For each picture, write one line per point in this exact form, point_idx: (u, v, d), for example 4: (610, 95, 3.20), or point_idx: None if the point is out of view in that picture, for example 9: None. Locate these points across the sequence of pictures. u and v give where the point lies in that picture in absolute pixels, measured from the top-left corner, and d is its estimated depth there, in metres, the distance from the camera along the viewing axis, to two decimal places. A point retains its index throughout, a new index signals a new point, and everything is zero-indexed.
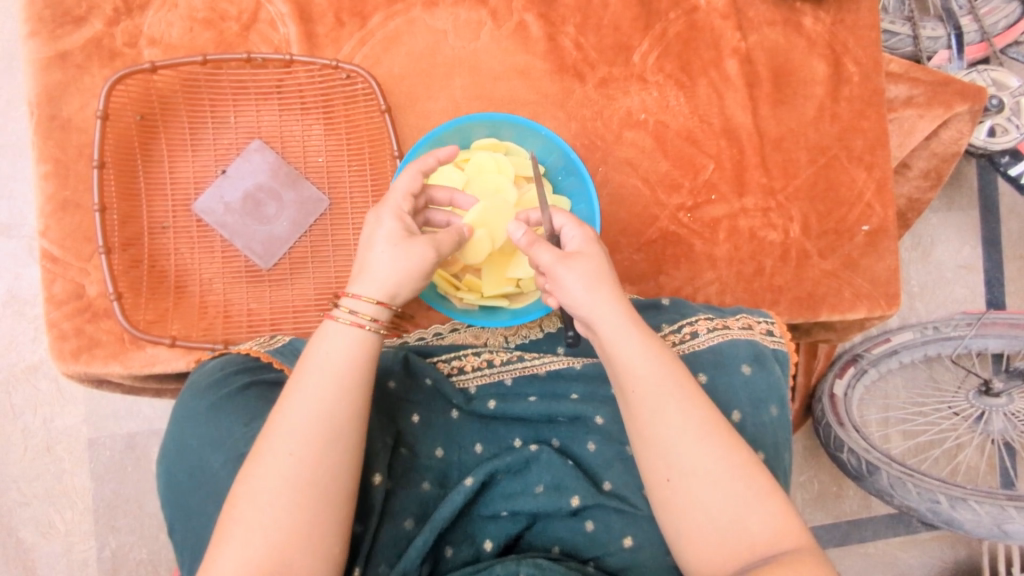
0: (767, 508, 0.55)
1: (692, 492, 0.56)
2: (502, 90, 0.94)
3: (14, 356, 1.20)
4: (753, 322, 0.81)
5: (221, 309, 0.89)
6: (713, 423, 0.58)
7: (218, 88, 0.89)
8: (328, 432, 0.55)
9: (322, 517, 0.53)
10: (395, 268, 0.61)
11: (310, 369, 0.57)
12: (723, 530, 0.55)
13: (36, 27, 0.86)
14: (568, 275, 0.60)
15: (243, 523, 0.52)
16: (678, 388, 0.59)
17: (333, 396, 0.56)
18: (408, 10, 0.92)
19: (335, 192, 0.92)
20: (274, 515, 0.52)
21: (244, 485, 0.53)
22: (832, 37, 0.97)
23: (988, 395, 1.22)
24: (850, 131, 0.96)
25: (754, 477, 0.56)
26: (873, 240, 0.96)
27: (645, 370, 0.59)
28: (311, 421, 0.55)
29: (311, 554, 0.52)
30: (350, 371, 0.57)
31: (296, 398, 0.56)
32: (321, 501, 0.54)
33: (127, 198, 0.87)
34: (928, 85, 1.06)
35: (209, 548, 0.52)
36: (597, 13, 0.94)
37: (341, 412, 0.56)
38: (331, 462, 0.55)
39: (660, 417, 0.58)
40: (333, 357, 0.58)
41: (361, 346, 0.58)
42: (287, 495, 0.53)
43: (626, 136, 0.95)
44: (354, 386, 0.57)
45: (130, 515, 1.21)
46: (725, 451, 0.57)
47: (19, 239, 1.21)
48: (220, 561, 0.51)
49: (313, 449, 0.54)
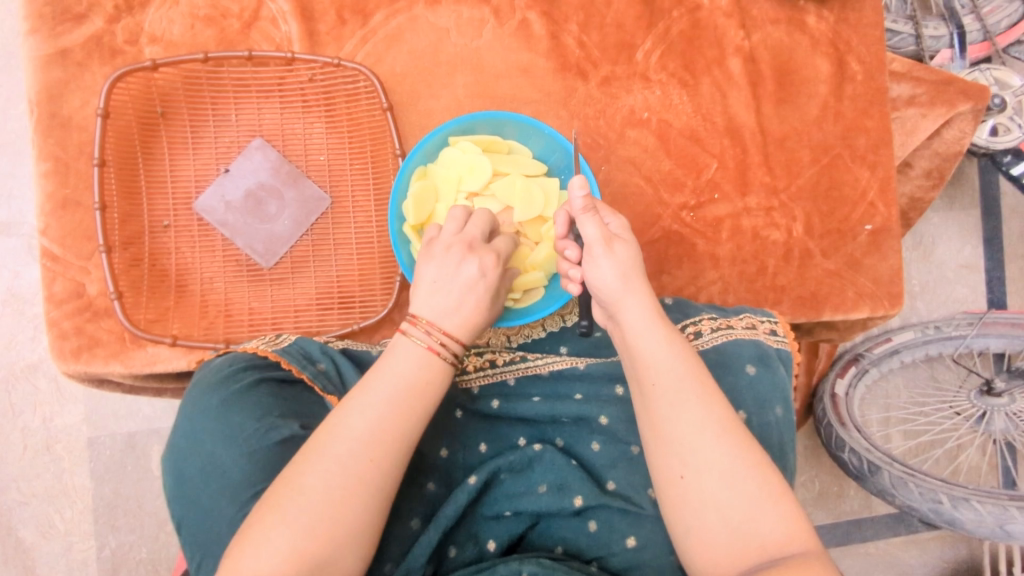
0: (778, 508, 0.55)
1: (705, 491, 0.55)
2: (505, 88, 0.93)
3: (14, 355, 1.20)
4: (757, 321, 0.81)
5: (222, 308, 0.89)
6: (729, 423, 0.58)
7: (220, 86, 0.89)
8: (401, 442, 0.55)
9: (372, 518, 0.53)
10: (471, 311, 0.62)
11: (381, 379, 0.57)
12: (734, 530, 0.54)
13: (36, 23, 0.85)
14: (607, 256, 0.62)
15: (305, 510, 0.50)
16: (694, 386, 0.59)
17: (405, 399, 0.56)
18: (410, 8, 0.91)
19: (336, 189, 0.92)
20: (343, 509, 0.51)
21: (310, 474, 0.52)
22: (835, 35, 0.96)
23: (989, 395, 1.22)
24: (853, 130, 0.96)
25: (766, 477, 0.56)
26: (876, 239, 0.96)
27: (663, 364, 0.60)
28: (387, 423, 0.55)
29: (352, 554, 0.51)
30: (422, 388, 0.58)
31: (367, 396, 0.56)
32: (377, 502, 0.53)
33: (128, 197, 0.86)
34: (931, 84, 1.06)
35: (247, 536, 0.50)
36: (600, 11, 0.93)
37: (413, 426, 0.57)
38: (398, 469, 0.55)
39: (678, 412, 0.58)
40: (401, 371, 0.58)
41: (436, 370, 0.59)
42: (354, 492, 0.52)
43: (629, 135, 0.95)
44: (409, 395, 0.57)
45: (129, 515, 1.21)
46: (742, 452, 0.57)
47: (18, 237, 1.21)
48: (274, 547, 0.48)
49: (387, 456, 0.54)
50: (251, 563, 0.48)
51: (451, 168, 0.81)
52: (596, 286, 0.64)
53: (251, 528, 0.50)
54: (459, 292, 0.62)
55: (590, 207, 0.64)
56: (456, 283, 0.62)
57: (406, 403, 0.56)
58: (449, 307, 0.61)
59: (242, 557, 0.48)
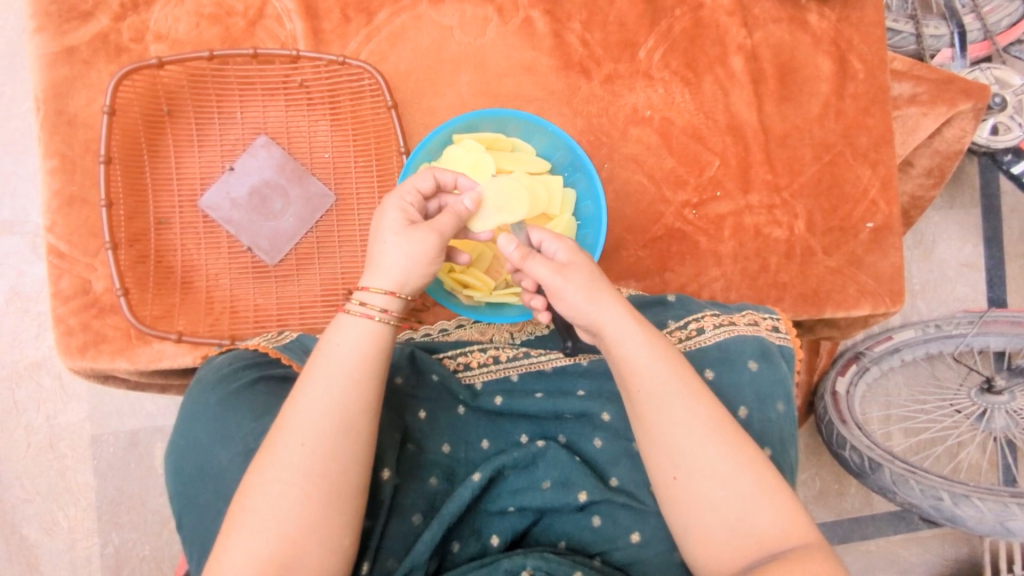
0: (775, 503, 0.56)
1: (698, 491, 0.56)
2: (508, 86, 0.94)
3: (17, 353, 1.21)
4: (759, 318, 0.82)
5: (228, 305, 0.89)
6: (717, 422, 0.58)
7: (225, 84, 0.89)
8: (333, 428, 0.55)
9: (327, 507, 0.54)
10: (401, 259, 0.61)
11: (315, 366, 0.57)
12: (730, 528, 0.55)
13: (42, 21, 0.85)
14: (567, 289, 0.60)
15: (254, 514, 0.52)
16: (679, 388, 0.59)
17: (340, 393, 0.56)
18: (414, 7, 0.92)
19: (340, 187, 0.92)
20: (294, 506, 0.53)
21: (257, 476, 0.54)
22: (837, 34, 0.97)
23: (989, 393, 1.23)
24: (855, 128, 0.96)
25: (760, 475, 0.57)
26: (877, 236, 0.96)
27: (647, 369, 0.59)
28: (325, 420, 0.55)
29: (318, 545, 0.53)
30: (353, 367, 0.57)
31: (304, 395, 0.56)
32: (325, 490, 0.54)
33: (134, 195, 0.86)
34: (932, 83, 1.07)
35: (219, 541, 0.53)
36: (603, 9, 0.94)
37: (347, 409, 0.56)
38: (340, 454, 0.55)
39: (664, 415, 0.58)
40: (340, 354, 0.57)
41: (368, 339, 0.58)
42: (299, 487, 0.53)
43: (632, 132, 0.95)
44: (343, 381, 0.56)
45: (133, 512, 1.22)
46: (736, 448, 0.57)
47: (21, 235, 1.21)
48: (231, 550, 0.52)
49: (320, 445, 0.54)
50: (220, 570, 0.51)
51: (454, 167, 0.80)
52: (569, 313, 0.62)
53: (221, 535, 0.53)
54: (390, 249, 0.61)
55: (527, 252, 0.61)
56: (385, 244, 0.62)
57: (337, 388, 0.56)
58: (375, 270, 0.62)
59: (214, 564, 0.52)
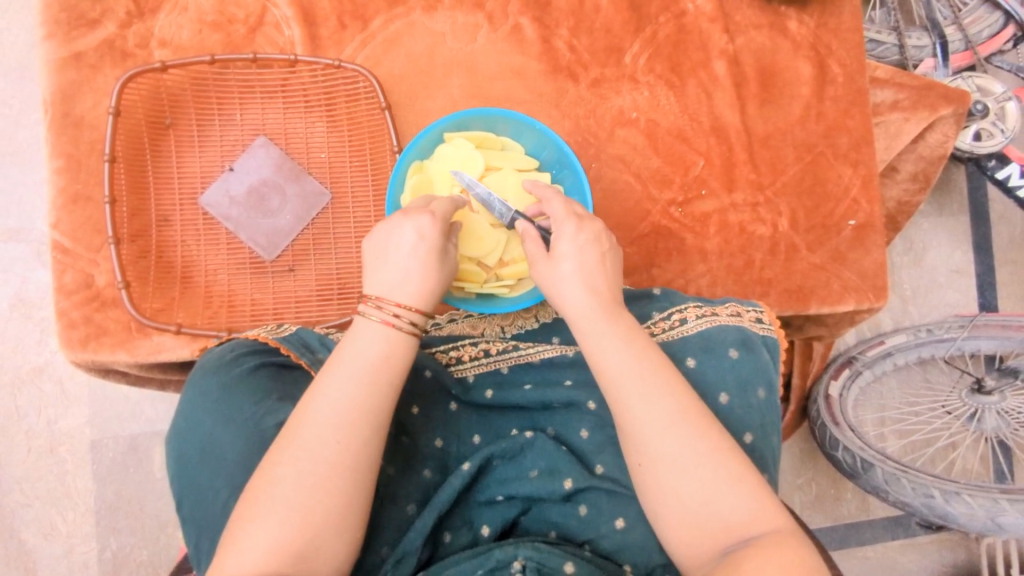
0: (741, 489, 0.57)
1: (663, 477, 0.58)
2: (497, 89, 0.97)
3: (21, 359, 1.24)
4: (742, 310, 0.84)
5: (226, 298, 0.91)
6: (685, 411, 0.60)
7: (226, 87, 0.92)
8: (362, 419, 0.58)
9: (351, 499, 0.56)
10: (420, 276, 0.65)
11: (344, 362, 0.60)
12: (695, 513, 0.57)
13: (52, 29, 0.89)
14: (562, 268, 0.66)
15: (280, 504, 0.54)
16: (651, 379, 0.61)
17: (371, 389, 0.59)
18: (408, 14, 0.95)
19: (336, 186, 0.95)
20: (315, 497, 0.55)
21: (280, 466, 0.55)
22: (816, 39, 1.00)
23: (980, 393, 1.25)
24: (835, 130, 0.99)
25: (724, 462, 0.58)
26: (860, 234, 0.98)
27: (617, 367, 0.62)
28: (354, 414, 0.58)
29: (335, 537, 0.55)
30: (382, 363, 0.61)
31: (335, 387, 0.58)
32: (351, 481, 0.56)
33: (137, 192, 0.89)
34: (913, 89, 1.10)
35: (235, 529, 0.54)
36: (589, 16, 0.97)
37: (377, 402, 0.59)
38: (368, 448, 0.58)
39: (632, 403, 0.60)
40: (365, 350, 0.61)
41: (395, 343, 0.62)
42: (326, 476, 0.55)
43: (619, 134, 0.98)
44: (373, 374, 0.60)
45: (130, 518, 1.23)
46: (698, 438, 0.59)
47: (27, 243, 1.25)
48: (254, 540, 0.52)
49: (352, 435, 0.57)
50: (236, 560, 0.52)
51: (444, 164, 0.83)
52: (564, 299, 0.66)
53: (236, 526, 0.54)
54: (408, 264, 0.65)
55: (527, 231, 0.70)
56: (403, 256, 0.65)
57: (369, 381, 0.59)
58: (399, 280, 0.64)
59: (227, 556, 0.52)
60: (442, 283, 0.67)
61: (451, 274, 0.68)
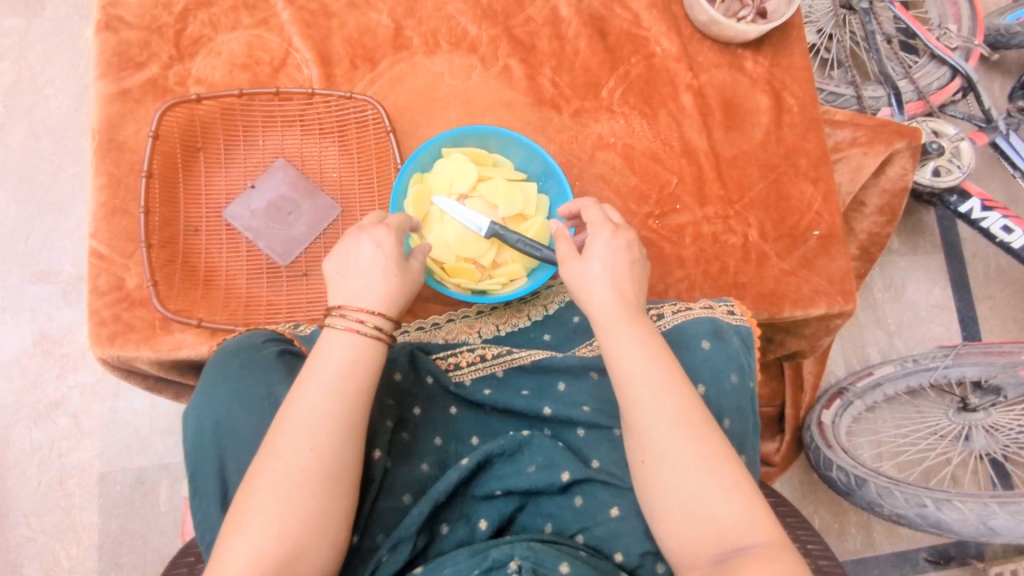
0: (735, 498, 0.62)
1: (662, 477, 0.64)
2: (489, 120, 1.10)
3: (40, 393, 1.30)
4: (714, 303, 0.91)
5: (244, 299, 1.01)
6: (684, 416, 0.65)
7: (251, 117, 1.04)
8: (334, 430, 0.63)
9: (326, 505, 0.62)
10: (381, 283, 0.71)
11: (320, 374, 0.65)
12: (690, 511, 0.62)
13: (104, 70, 1.01)
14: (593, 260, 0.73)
15: (262, 514, 0.59)
16: (659, 383, 0.66)
17: (344, 402, 0.64)
18: (411, 57, 1.09)
19: (346, 202, 1.06)
20: (294, 504, 0.60)
21: (261, 476, 0.61)
22: (771, 76, 1.13)
23: (966, 411, 1.30)
24: (794, 152, 1.10)
25: (719, 469, 0.63)
26: (824, 243, 1.07)
27: (634, 370, 0.67)
28: (330, 426, 0.63)
29: (315, 541, 0.60)
30: (355, 372, 0.66)
31: (310, 398, 0.64)
32: (326, 488, 0.62)
33: (168, 204, 0.99)
34: (868, 127, 1.22)
35: (223, 536, 0.59)
36: (569, 58, 1.11)
37: (350, 413, 0.65)
38: (342, 455, 0.63)
39: (642, 406, 0.65)
40: (338, 362, 0.66)
41: (362, 349, 0.67)
42: (303, 481, 0.61)
43: (599, 156, 1.10)
44: (348, 386, 0.65)
45: (133, 552, 1.25)
46: (695, 444, 0.64)
47: (54, 283, 1.34)
48: (236, 547, 0.58)
49: (324, 444, 0.63)
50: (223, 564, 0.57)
51: (442, 174, 0.94)
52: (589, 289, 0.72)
53: (226, 536, 0.59)
54: (372, 274, 0.72)
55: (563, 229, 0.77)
56: (365, 268, 0.72)
57: (342, 392, 0.65)
58: (362, 288, 0.71)
59: (217, 562, 0.57)
60: (404, 290, 0.74)
61: (414, 284, 0.75)
